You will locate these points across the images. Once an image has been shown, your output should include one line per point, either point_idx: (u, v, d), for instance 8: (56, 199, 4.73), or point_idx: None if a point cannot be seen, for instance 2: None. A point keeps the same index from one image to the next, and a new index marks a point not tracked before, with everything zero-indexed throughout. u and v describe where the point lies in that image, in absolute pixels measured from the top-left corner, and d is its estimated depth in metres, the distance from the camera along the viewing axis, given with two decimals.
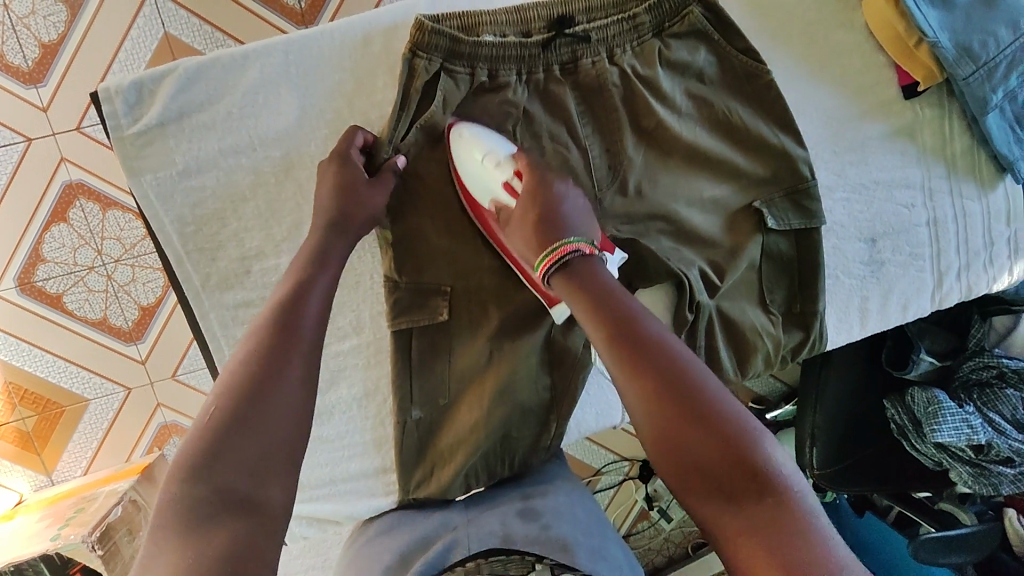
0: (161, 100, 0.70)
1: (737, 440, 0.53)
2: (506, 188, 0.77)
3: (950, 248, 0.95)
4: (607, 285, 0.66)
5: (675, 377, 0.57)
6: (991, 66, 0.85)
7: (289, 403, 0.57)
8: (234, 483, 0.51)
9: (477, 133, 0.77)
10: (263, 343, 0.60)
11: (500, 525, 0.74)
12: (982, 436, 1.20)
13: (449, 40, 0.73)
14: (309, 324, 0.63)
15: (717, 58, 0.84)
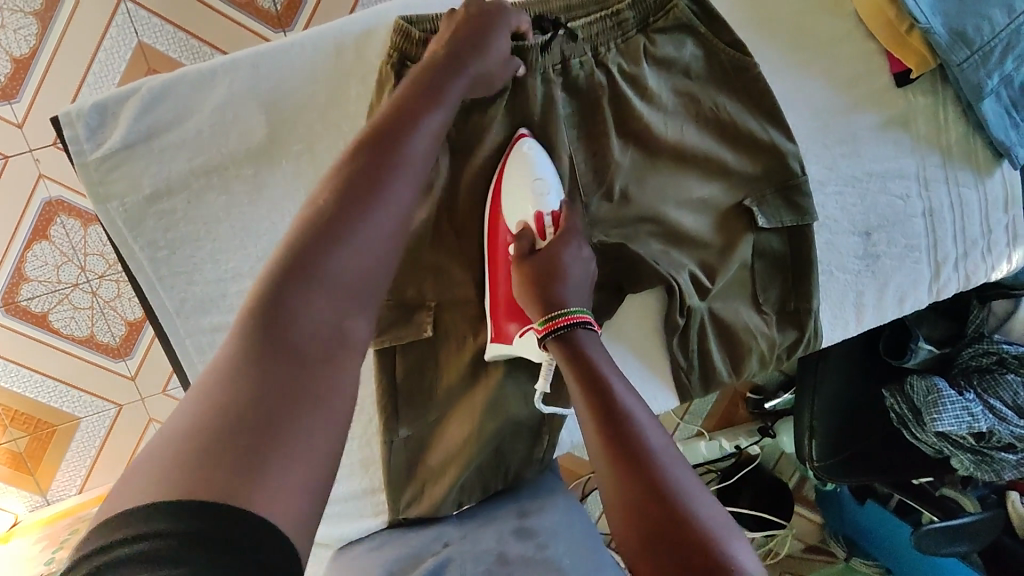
0: (125, 122, 0.67)
1: (714, 538, 0.52)
2: (535, 219, 0.77)
3: (946, 238, 0.93)
4: (599, 360, 0.67)
5: (658, 463, 0.56)
6: (985, 51, 0.82)
7: (360, 269, 0.51)
8: (297, 342, 0.46)
9: (535, 156, 0.76)
10: (357, 189, 0.53)
11: (495, 543, 0.76)
12: (982, 423, 1.19)
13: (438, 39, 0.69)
14: (398, 182, 0.56)
15: (704, 53, 0.81)
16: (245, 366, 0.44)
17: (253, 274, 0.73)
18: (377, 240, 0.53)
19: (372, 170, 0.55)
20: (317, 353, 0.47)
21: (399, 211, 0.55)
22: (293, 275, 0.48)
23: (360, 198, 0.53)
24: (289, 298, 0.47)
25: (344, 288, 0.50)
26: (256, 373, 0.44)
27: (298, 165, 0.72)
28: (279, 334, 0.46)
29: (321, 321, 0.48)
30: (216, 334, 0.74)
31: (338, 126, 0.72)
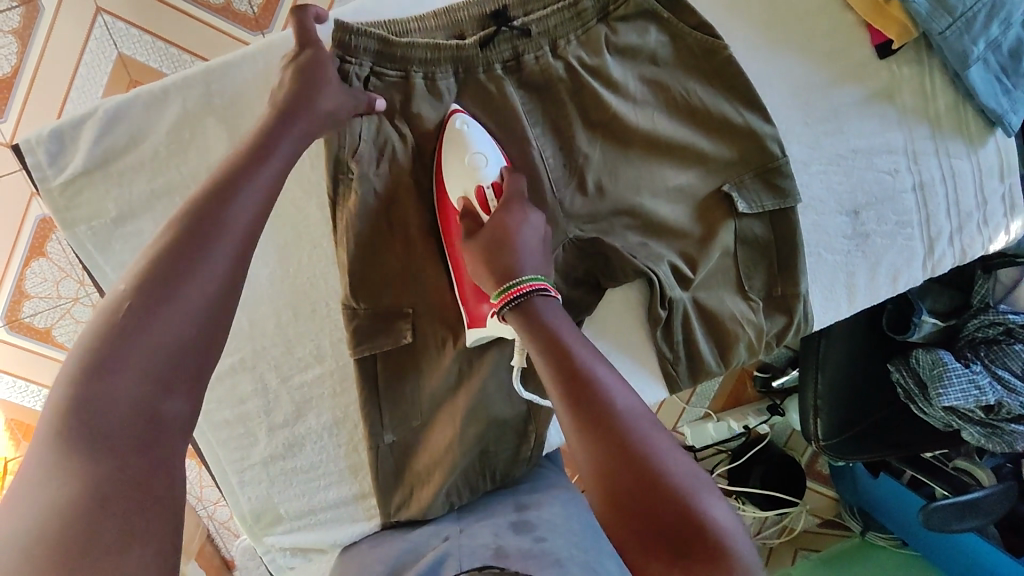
0: (84, 147, 0.67)
1: (693, 506, 0.50)
2: (477, 194, 0.73)
3: (938, 212, 0.90)
4: (558, 325, 0.61)
5: (630, 434, 0.53)
6: (968, 17, 0.79)
7: (185, 327, 0.48)
8: (113, 422, 0.44)
9: (472, 132, 0.73)
10: (172, 244, 0.50)
11: (493, 537, 0.73)
12: (991, 396, 1.16)
13: (378, 41, 0.70)
14: (233, 229, 0.53)
15: (670, 38, 0.79)
16: (67, 460, 0.42)
17: None
18: (202, 292, 0.49)
19: (199, 221, 0.52)
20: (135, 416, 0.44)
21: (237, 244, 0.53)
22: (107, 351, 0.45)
23: (176, 253, 0.50)
24: (104, 374, 0.44)
25: (169, 348, 0.47)
26: (80, 449, 0.42)
27: None
28: (90, 417, 0.43)
29: (137, 392, 0.45)
30: None
31: None
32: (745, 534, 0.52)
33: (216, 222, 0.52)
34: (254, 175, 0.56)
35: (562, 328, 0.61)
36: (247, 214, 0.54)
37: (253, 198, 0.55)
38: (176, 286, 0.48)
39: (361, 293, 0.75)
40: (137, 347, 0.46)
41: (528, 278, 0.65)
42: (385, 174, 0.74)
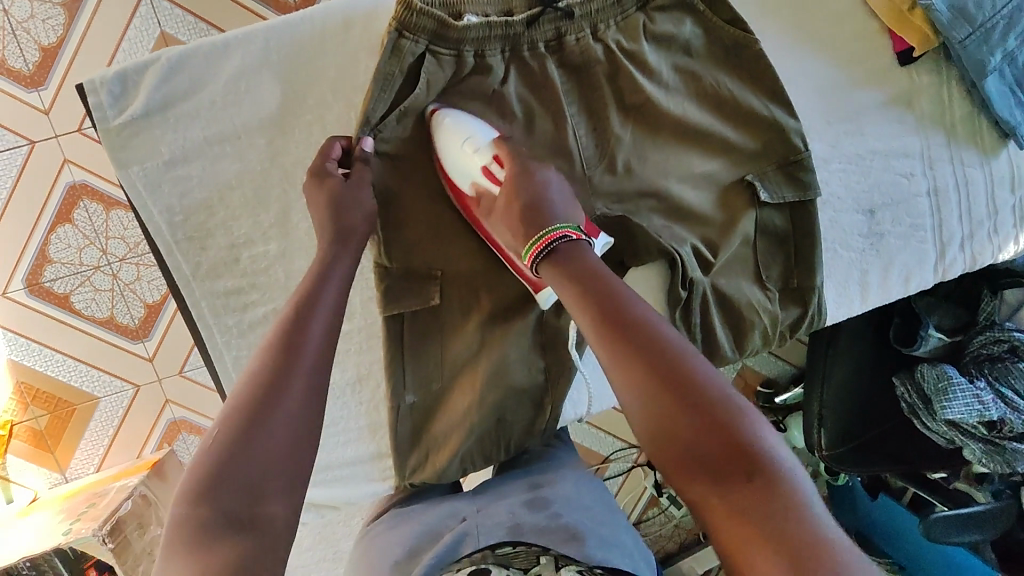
0: (145, 90, 0.70)
1: (731, 421, 0.52)
2: (484, 174, 0.76)
3: (951, 218, 0.93)
4: (594, 272, 0.65)
5: (667, 358, 0.56)
6: (987, 27, 0.82)
7: (281, 444, 0.54)
8: (221, 521, 0.49)
9: (456, 119, 0.76)
10: (266, 370, 0.57)
11: (508, 514, 0.70)
12: (994, 412, 1.17)
13: (435, 23, 0.72)
14: (311, 352, 0.60)
15: (703, 31, 0.83)
16: (188, 564, 0.46)
17: (266, 240, 0.76)
18: (288, 406, 0.56)
19: (285, 350, 0.59)
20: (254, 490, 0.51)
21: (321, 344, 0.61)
22: (218, 469, 0.51)
23: (270, 379, 0.57)
24: (216, 488, 0.50)
25: (281, 432, 0.54)
26: (208, 520, 0.48)
27: (309, 134, 0.75)
28: (212, 491, 0.50)
29: (254, 471, 0.52)
30: (228, 297, 0.77)
31: (347, 98, 0.75)
32: (792, 458, 0.51)
33: (299, 351, 0.59)
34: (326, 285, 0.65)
35: (599, 273, 0.64)
36: (326, 317, 0.63)
37: (325, 315, 0.63)
38: (271, 408, 0.55)
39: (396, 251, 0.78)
40: (239, 460, 0.52)
41: (557, 227, 0.69)
42: (411, 134, 0.78)
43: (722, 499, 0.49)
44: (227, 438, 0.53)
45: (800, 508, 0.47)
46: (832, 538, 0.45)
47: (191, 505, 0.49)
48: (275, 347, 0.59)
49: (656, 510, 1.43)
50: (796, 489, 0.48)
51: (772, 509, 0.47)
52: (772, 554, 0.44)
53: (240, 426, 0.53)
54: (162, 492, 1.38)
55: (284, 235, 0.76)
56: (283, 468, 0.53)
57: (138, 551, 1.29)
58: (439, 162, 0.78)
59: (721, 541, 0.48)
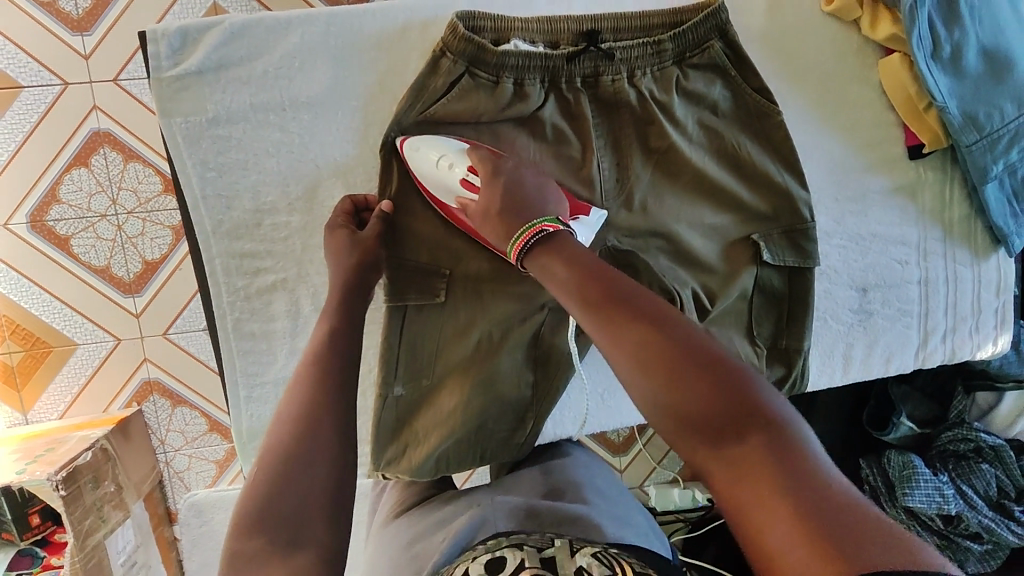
0: (203, 49, 0.74)
1: (727, 384, 0.53)
2: (465, 184, 0.75)
3: (937, 309, 0.97)
4: (580, 253, 0.65)
5: (657, 329, 0.57)
6: (994, 137, 0.86)
7: (319, 469, 0.56)
8: (271, 551, 0.50)
9: (430, 138, 0.77)
10: (300, 394, 0.61)
11: (524, 501, 0.73)
12: (952, 506, 1.21)
13: (475, 48, 0.76)
14: (335, 378, 0.63)
15: (732, 95, 0.86)
16: None
17: (290, 211, 0.78)
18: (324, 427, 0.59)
19: (313, 379, 0.63)
20: (301, 519, 0.53)
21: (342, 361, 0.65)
22: (261, 502, 0.53)
23: (304, 410, 0.60)
24: (262, 519, 0.52)
25: (318, 457, 0.57)
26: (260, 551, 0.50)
27: (349, 119, 0.78)
28: (260, 522, 0.52)
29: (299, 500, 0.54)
30: (243, 260, 0.79)
31: (391, 93, 0.79)
32: (786, 403, 0.53)
33: (324, 383, 0.63)
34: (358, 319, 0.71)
35: (585, 254, 0.65)
36: (347, 343, 0.67)
37: (341, 347, 0.67)
38: (307, 442, 0.57)
39: (413, 246, 0.81)
40: (283, 493, 0.54)
41: (536, 222, 0.68)
42: None
43: (730, 462, 0.50)
44: (267, 473, 0.55)
45: (801, 453, 0.49)
46: (839, 486, 0.47)
47: (240, 541, 0.51)
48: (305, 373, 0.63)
49: None
50: (794, 435, 0.50)
51: (775, 460, 0.48)
52: (785, 509, 0.46)
53: (279, 461, 0.55)
54: (122, 449, 1.36)
55: (309, 210, 0.79)
56: (321, 497, 0.55)
57: (89, 505, 1.26)
58: (418, 180, 0.78)
59: (727, 499, 0.50)
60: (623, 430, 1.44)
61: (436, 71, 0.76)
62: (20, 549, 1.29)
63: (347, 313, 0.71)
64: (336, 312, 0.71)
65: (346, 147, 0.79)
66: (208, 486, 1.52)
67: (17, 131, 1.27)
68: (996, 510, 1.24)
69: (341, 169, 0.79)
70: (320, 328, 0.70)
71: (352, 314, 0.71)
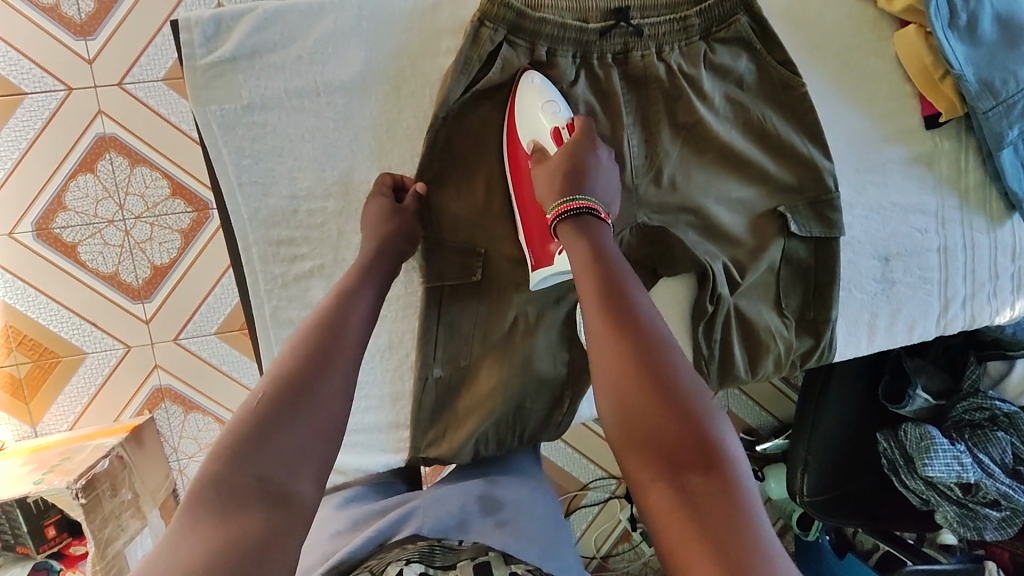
0: (236, 37, 0.73)
1: (702, 425, 0.54)
2: (553, 136, 0.78)
3: (956, 277, 0.99)
4: (605, 258, 0.67)
5: (654, 353, 0.58)
6: (1010, 103, 0.87)
7: (323, 425, 0.57)
8: (255, 489, 0.51)
9: (545, 83, 0.79)
10: (320, 348, 0.62)
11: (458, 508, 0.74)
12: (971, 475, 1.22)
13: (514, 15, 0.77)
14: (352, 346, 0.64)
15: (757, 67, 0.87)
16: (210, 529, 0.48)
17: (326, 196, 0.78)
18: (340, 390, 0.60)
19: (333, 337, 0.63)
20: (291, 464, 0.54)
21: (361, 325, 0.67)
22: (255, 436, 0.53)
23: (314, 364, 0.60)
24: (251, 455, 0.52)
25: (327, 418, 0.58)
26: (234, 484, 0.51)
27: (382, 103, 0.78)
28: (249, 455, 0.52)
29: (296, 447, 0.55)
30: (279, 247, 0.78)
31: (424, 75, 0.79)
32: (750, 470, 0.53)
33: (340, 342, 0.63)
34: (379, 278, 0.72)
35: (612, 262, 0.67)
36: (367, 307, 0.69)
37: (361, 311, 0.68)
38: (318, 398, 0.58)
39: (449, 227, 0.81)
40: (281, 437, 0.54)
41: (577, 198, 0.72)
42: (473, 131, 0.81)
43: (673, 485, 0.52)
44: (269, 412, 0.55)
45: (748, 514, 0.49)
46: (767, 542, 0.47)
47: (226, 468, 0.51)
48: (326, 329, 0.64)
49: (627, 545, 1.47)
50: (747, 497, 0.50)
51: (719, 510, 0.49)
52: (709, 555, 0.46)
53: (285, 406, 0.56)
54: (138, 457, 1.34)
55: (345, 194, 0.78)
56: (314, 448, 0.56)
57: (107, 513, 1.24)
58: (512, 104, 0.80)
59: (658, 527, 0.51)
60: None
61: (481, 39, 0.76)
62: (36, 562, 1.26)
63: (360, 270, 0.72)
64: (353, 275, 0.71)
65: (380, 131, 0.78)
66: None
67: (20, 139, 1.24)
68: (1012, 477, 1.26)
69: (375, 153, 0.79)
70: (341, 282, 0.70)
71: (376, 276, 0.72)
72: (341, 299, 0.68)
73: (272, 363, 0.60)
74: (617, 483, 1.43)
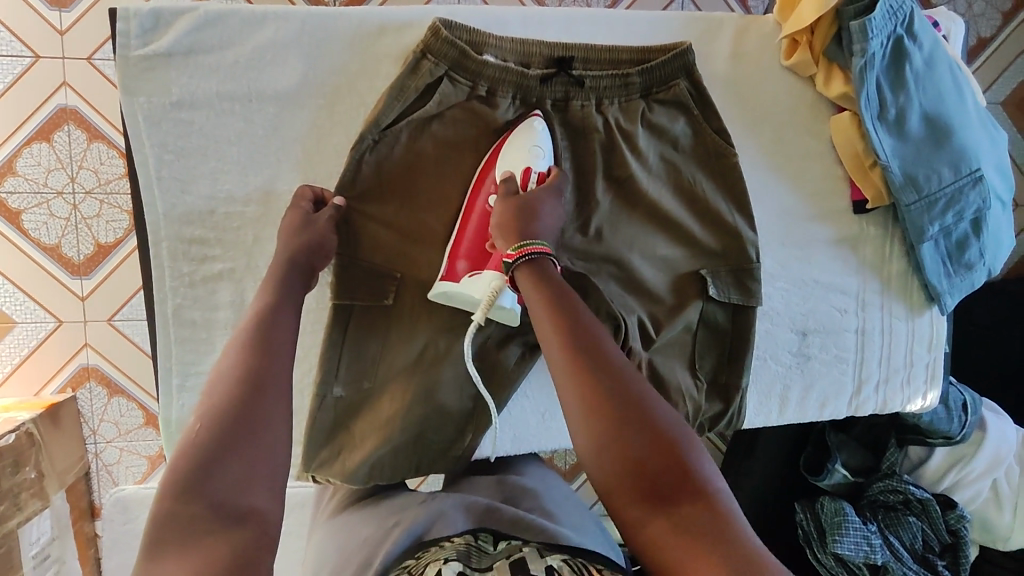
0: (174, 32, 0.74)
1: (675, 449, 0.55)
2: (522, 172, 0.78)
3: (872, 360, 1.01)
4: (559, 287, 0.66)
5: (621, 384, 0.58)
6: (931, 199, 0.90)
7: (273, 435, 0.55)
8: (209, 518, 0.48)
9: (542, 130, 0.81)
10: (249, 357, 0.59)
11: (482, 500, 0.73)
12: (879, 556, 1.22)
13: (457, 52, 0.79)
14: (281, 360, 0.61)
15: (693, 132, 0.89)
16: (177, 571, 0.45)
17: (246, 201, 0.78)
18: (281, 396, 0.58)
19: (261, 347, 0.61)
20: (242, 488, 0.51)
21: (290, 334, 0.64)
22: (205, 463, 0.51)
23: (248, 384, 0.57)
24: (201, 485, 0.50)
25: (272, 427, 0.55)
26: (191, 519, 0.48)
27: (314, 118, 0.79)
28: (200, 487, 0.50)
29: (247, 467, 0.52)
30: (191, 246, 0.78)
31: (360, 96, 0.80)
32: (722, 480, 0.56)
33: (273, 358, 0.60)
34: (297, 291, 0.69)
35: (565, 292, 0.65)
36: (292, 315, 0.66)
37: (287, 326, 0.64)
38: (261, 407, 0.56)
39: (367, 248, 0.81)
40: (230, 455, 0.52)
41: (532, 240, 0.68)
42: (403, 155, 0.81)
43: (664, 519, 0.52)
44: (210, 442, 0.52)
45: (733, 526, 0.52)
46: (760, 555, 0.50)
47: (176, 505, 0.48)
48: (253, 342, 0.61)
49: None
50: (728, 509, 0.53)
51: (710, 527, 0.51)
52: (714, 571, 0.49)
53: (226, 432, 0.53)
54: (52, 436, 1.31)
55: (265, 202, 0.79)
56: (268, 468, 0.53)
57: (5, 490, 1.21)
58: (506, 135, 0.82)
59: (653, 553, 0.53)
60: (570, 456, 1.38)
61: (420, 71, 0.78)
62: None
63: (281, 284, 0.69)
64: (273, 292, 0.68)
65: (309, 144, 0.79)
66: (138, 482, 1.45)
67: None
68: (921, 564, 1.26)
69: (300, 165, 0.79)
70: (265, 295, 0.67)
71: (292, 289, 0.69)
72: (265, 312, 0.65)
73: (204, 388, 0.57)
74: None
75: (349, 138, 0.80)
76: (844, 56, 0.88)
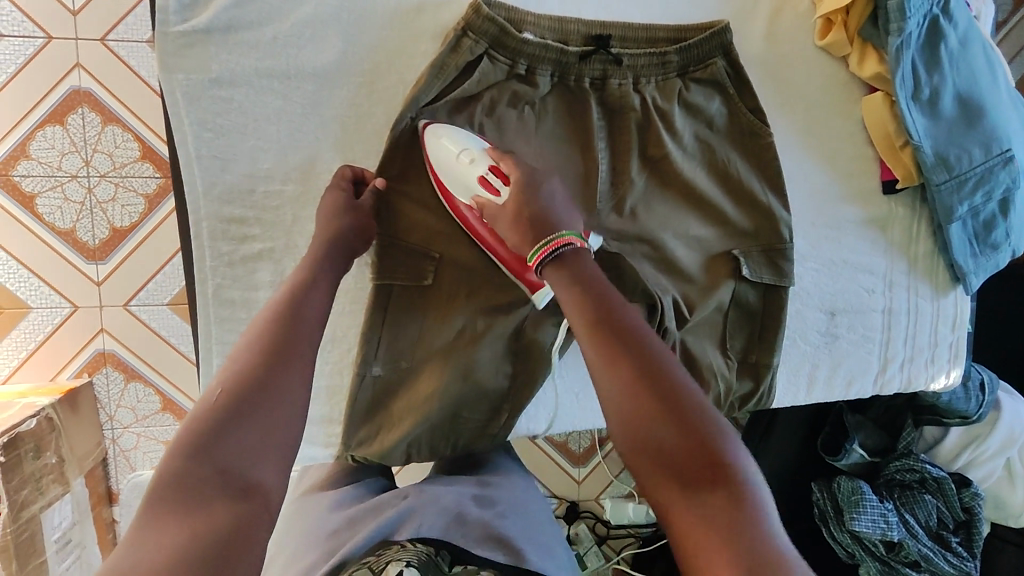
0: (213, 9, 0.73)
1: (706, 435, 0.55)
2: (480, 184, 0.76)
3: (898, 338, 1.02)
4: (596, 280, 0.68)
5: (656, 372, 0.59)
6: (962, 179, 0.91)
7: (290, 414, 0.54)
8: (215, 484, 0.48)
9: (450, 129, 0.77)
10: (279, 337, 0.59)
11: (454, 503, 0.73)
12: (896, 533, 1.23)
13: (496, 30, 0.78)
14: (308, 340, 0.61)
15: (728, 112, 0.89)
16: (176, 529, 0.45)
17: (286, 180, 0.78)
18: (302, 377, 0.57)
19: (287, 326, 0.61)
20: (253, 458, 0.50)
21: (315, 318, 0.64)
22: (218, 430, 0.51)
23: (270, 363, 0.57)
24: (214, 450, 0.49)
25: (290, 406, 0.55)
26: (196, 482, 0.47)
27: (353, 96, 0.78)
28: (209, 452, 0.49)
29: (258, 438, 0.52)
30: (230, 225, 0.77)
31: (399, 73, 0.80)
32: (757, 471, 0.55)
33: (298, 340, 0.60)
34: (326, 274, 0.69)
35: (602, 284, 0.67)
36: (321, 299, 0.66)
37: (315, 308, 0.64)
38: (280, 387, 0.55)
39: (405, 228, 0.81)
40: (243, 425, 0.52)
41: (564, 233, 0.71)
42: None
43: (687, 500, 0.53)
44: (227, 410, 0.52)
45: (759, 514, 0.51)
46: (782, 549, 0.49)
47: (185, 465, 0.48)
48: (279, 321, 0.61)
49: None
50: (758, 498, 0.52)
51: (734, 511, 0.51)
52: (729, 555, 0.48)
53: (242, 403, 0.53)
54: (70, 422, 1.29)
55: (304, 182, 0.78)
56: (278, 445, 0.53)
57: (26, 475, 1.21)
58: (430, 163, 0.79)
59: (675, 532, 0.53)
60: (585, 439, 1.39)
61: (460, 50, 0.77)
62: None
63: (310, 267, 0.69)
64: (306, 274, 0.68)
65: (348, 123, 0.79)
66: None
67: None
68: (934, 540, 1.28)
69: (340, 144, 0.79)
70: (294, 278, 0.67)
71: (326, 273, 0.68)
72: (294, 294, 0.65)
73: (228, 361, 0.57)
74: (557, 504, 1.42)
75: (389, 117, 0.80)
76: (879, 36, 0.88)
